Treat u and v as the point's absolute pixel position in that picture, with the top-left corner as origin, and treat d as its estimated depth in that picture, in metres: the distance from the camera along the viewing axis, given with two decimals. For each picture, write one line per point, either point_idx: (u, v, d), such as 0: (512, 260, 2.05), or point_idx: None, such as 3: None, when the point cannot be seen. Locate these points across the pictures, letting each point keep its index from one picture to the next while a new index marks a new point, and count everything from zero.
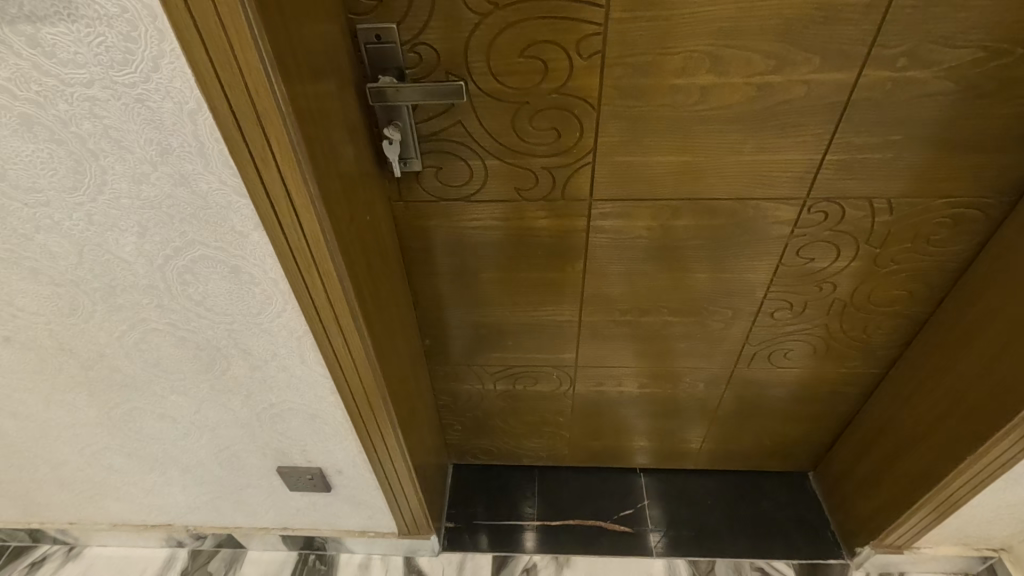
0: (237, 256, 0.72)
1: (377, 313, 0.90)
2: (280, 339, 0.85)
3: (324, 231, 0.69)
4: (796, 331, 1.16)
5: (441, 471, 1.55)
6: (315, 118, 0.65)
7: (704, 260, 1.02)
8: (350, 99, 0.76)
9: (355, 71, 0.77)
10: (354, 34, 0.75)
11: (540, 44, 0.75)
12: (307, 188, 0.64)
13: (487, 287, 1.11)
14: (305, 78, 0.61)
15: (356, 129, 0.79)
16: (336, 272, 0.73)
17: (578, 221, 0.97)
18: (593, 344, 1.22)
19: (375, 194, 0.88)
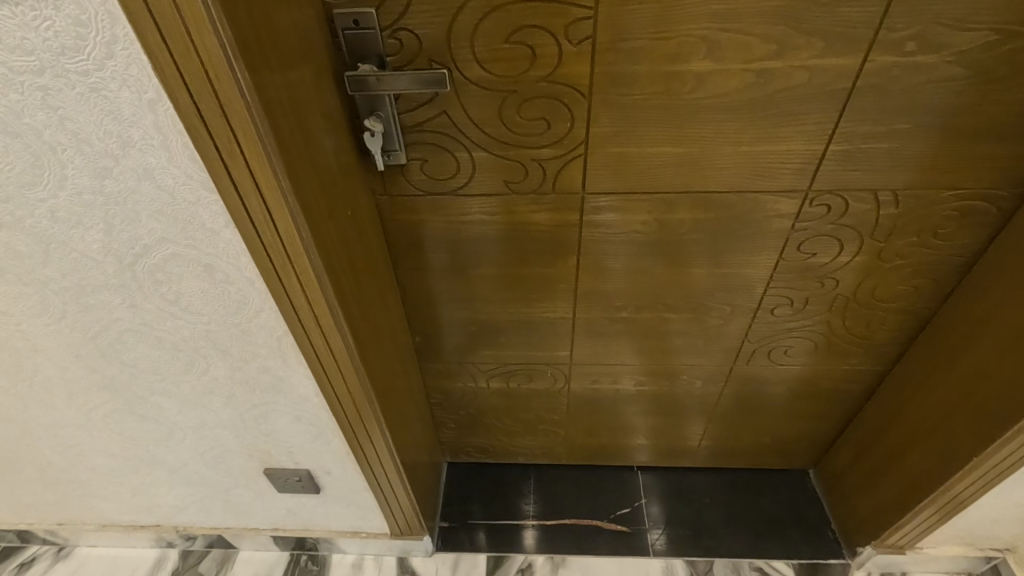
0: (210, 255, 0.69)
1: (360, 311, 0.87)
2: (260, 340, 0.81)
3: (299, 227, 0.65)
4: (797, 328, 1.12)
5: (435, 471, 1.52)
6: (286, 107, 0.61)
7: (703, 254, 0.99)
8: (326, 89, 0.72)
9: (332, 60, 0.73)
10: (330, 20, 0.71)
11: (526, 29, 0.71)
12: (278, 181, 0.60)
13: (478, 283, 1.08)
14: (273, 65, 0.58)
15: (334, 120, 0.75)
16: (314, 270, 0.70)
17: (571, 215, 0.93)
18: (588, 341, 1.19)
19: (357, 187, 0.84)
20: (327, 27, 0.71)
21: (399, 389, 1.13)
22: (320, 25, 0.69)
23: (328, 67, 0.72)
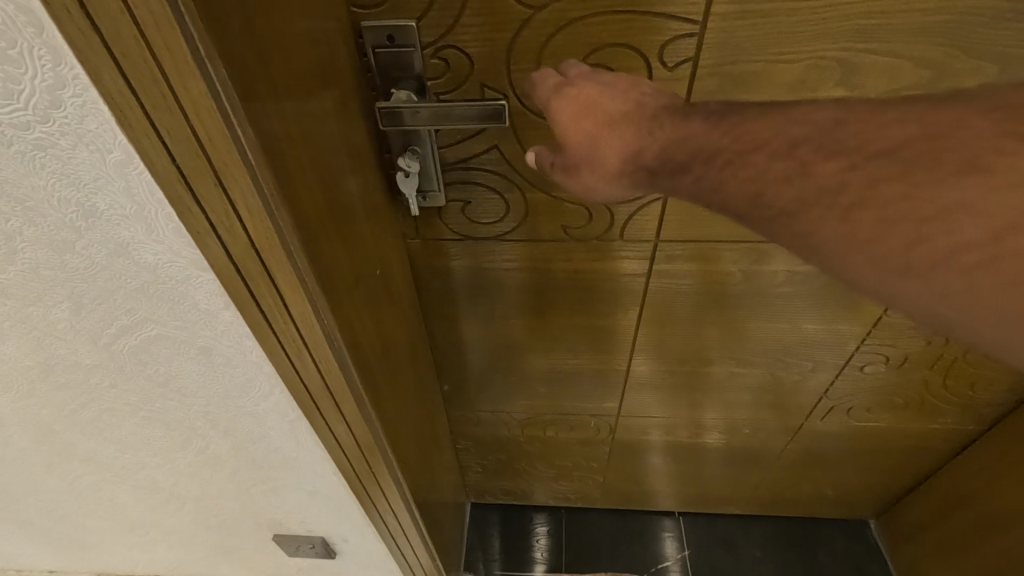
0: (206, 338, 0.54)
1: (388, 383, 0.73)
2: (268, 422, 0.67)
3: (320, 312, 0.50)
4: (887, 386, 0.97)
5: (458, 516, 1.38)
6: (306, 162, 0.46)
7: (791, 309, 0.83)
8: (353, 125, 0.56)
9: (360, 87, 0.57)
10: (356, 37, 0.55)
11: (608, 49, 0.55)
12: (293, 262, 0.45)
13: (520, 332, 0.93)
14: (286, 108, 0.42)
15: (362, 163, 0.59)
16: (338, 359, 0.55)
17: (639, 263, 0.78)
18: (641, 392, 1.04)
19: (387, 237, 0.69)
20: (353, 47, 0.55)
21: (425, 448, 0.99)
22: (346, 45, 0.53)
23: (355, 96, 0.56)
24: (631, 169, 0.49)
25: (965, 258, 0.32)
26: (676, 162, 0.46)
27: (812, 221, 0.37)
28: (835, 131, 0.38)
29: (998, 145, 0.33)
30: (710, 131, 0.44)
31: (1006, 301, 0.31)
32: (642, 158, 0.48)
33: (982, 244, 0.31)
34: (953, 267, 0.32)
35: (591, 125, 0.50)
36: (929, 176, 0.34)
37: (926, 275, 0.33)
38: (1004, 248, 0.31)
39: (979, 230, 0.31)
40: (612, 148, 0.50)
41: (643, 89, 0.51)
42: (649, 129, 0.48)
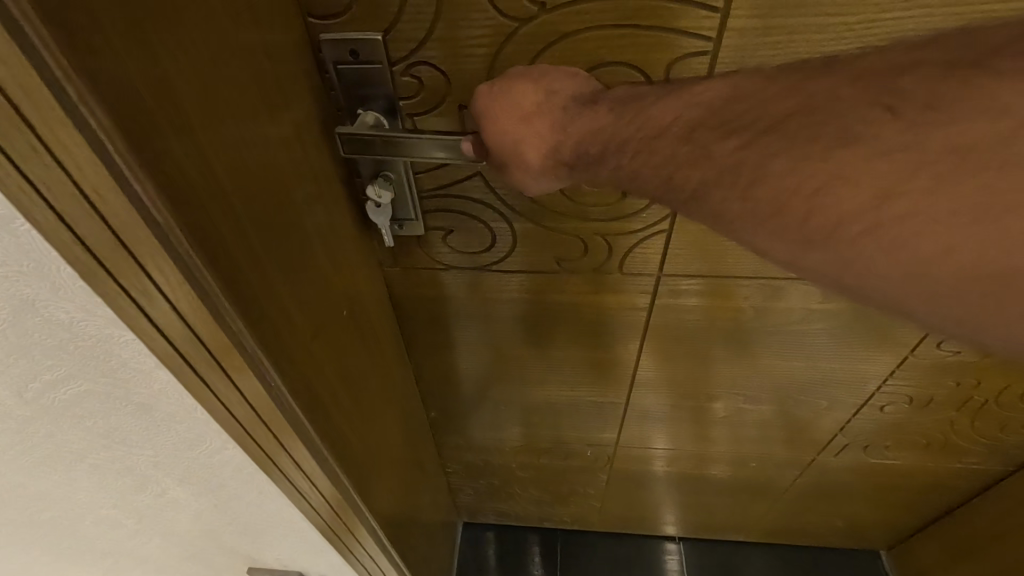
0: (144, 396, 0.48)
1: (362, 428, 0.66)
2: (225, 472, 0.61)
3: (264, 375, 0.43)
4: (907, 426, 0.90)
5: (448, 540, 1.32)
6: (242, 208, 0.38)
7: (807, 347, 0.76)
8: (313, 153, 0.49)
9: (320, 108, 0.50)
10: (314, 51, 0.48)
11: (605, 67, 0.48)
12: (225, 324, 0.38)
13: (511, 362, 0.86)
14: (213, 148, 0.35)
15: (327, 193, 0.52)
16: (291, 421, 0.48)
17: (640, 298, 0.71)
18: (641, 424, 0.97)
19: (361, 270, 0.62)
20: (310, 63, 0.48)
21: (409, 482, 0.92)
22: (301, 62, 0.46)
23: (314, 119, 0.49)
24: (546, 162, 0.46)
25: (846, 227, 0.29)
26: (590, 155, 0.42)
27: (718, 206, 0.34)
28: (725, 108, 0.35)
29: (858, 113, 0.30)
30: (617, 120, 0.40)
31: (889, 269, 0.28)
32: (561, 153, 0.45)
33: (858, 212, 0.28)
34: (840, 241, 0.29)
35: (499, 116, 0.46)
36: (805, 152, 0.30)
37: (821, 248, 0.30)
38: (881, 215, 0.28)
39: (857, 199, 0.28)
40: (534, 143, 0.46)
41: (546, 69, 0.46)
42: (561, 120, 0.44)
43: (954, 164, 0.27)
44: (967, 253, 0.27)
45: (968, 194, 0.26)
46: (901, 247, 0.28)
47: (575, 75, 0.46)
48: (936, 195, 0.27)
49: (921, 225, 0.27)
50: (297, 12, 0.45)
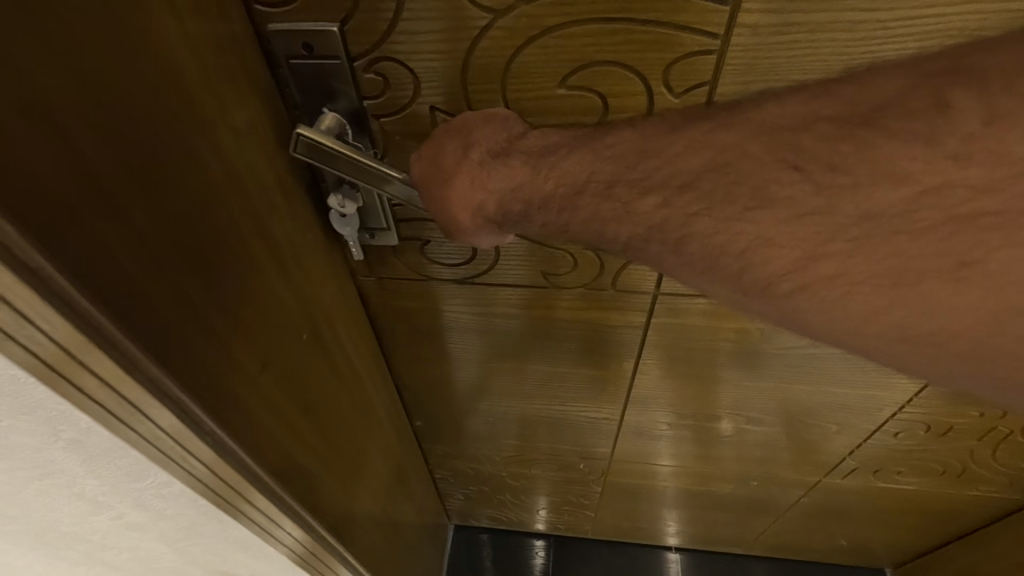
0: (70, 435, 0.42)
1: (331, 457, 0.61)
2: (177, 513, 0.54)
3: (196, 422, 0.38)
4: (922, 452, 0.84)
5: (438, 544, 1.29)
6: (151, 238, 0.33)
7: (816, 371, 0.70)
8: (262, 160, 0.44)
9: (271, 109, 0.44)
10: (261, 44, 0.42)
11: (595, 66, 0.41)
12: (138, 374, 0.32)
13: (498, 376, 0.81)
14: (103, 169, 0.29)
15: (280, 205, 0.46)
16: (234, 466, 0.43)
17: (635, 316, 0.65)
18: (636, 440, 0.92)
19: (327, 285, 0.57)
20: (256, 59, 0.42)
21: (390, 499, 0.88)
22: (244, 58, 0.40)
23: (263, 122, 0.43)
24: (479, 221, 0.43)
25: (780, 284, 0.31)
26: (516, 211, 0.40)
27: (691, 233, 0.33)
28: (674, 141, 0.34)
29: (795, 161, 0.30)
30: (534, 175, 0.39)
31: (823, 319, 0.31)
32: (485, 210, 0.42)
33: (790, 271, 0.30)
34: (784, 286, 0.30)
35: (427, 176, 0.43)
36: (745, 205, 0.31)
37: (762, 296, 0.32)
38: (811, 274, 0.30)
39: (791, 258, 0.30)
40: (459, 201, 0.42)
41: (463, 118, 0.43)
42: (479, 175, 0.41)
43: (876, 231, 0.28)
44: (891, 309, 0.29)
45: (890, 257, 0.28)
46: (834, 303, 0.30)
47: (506, 122, 0.43)
48: (862, 256, 0.29)
49: (850, 284, 0.29)
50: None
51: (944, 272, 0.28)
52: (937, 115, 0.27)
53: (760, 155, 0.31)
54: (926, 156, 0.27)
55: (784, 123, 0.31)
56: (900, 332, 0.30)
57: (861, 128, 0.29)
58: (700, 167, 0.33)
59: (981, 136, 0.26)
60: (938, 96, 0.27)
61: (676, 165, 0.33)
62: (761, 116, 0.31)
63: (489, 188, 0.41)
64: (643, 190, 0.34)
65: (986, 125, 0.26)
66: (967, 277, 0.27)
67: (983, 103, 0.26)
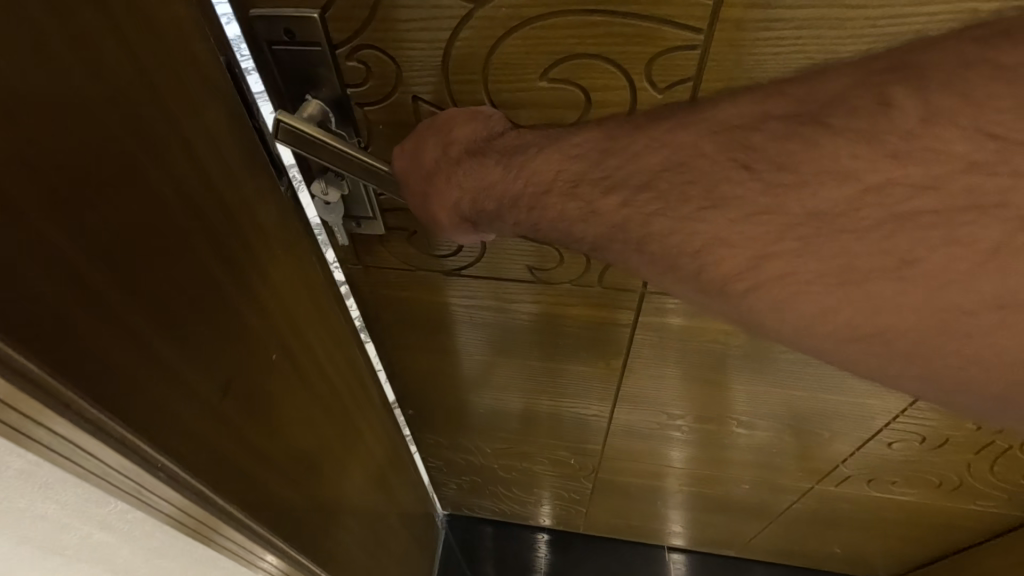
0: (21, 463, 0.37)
1: (306, 469, 0.61)
2: (148, 536, 0.50)
3: (146, 459, 0.37)
4: (916, 464, 0.82)
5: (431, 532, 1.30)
6: (92, 274, 0.32)
7: (805, 377, 0.69)
8: (223, 181, 0.43)
9: (233, 120, 0.44)
10: (217, 53, 0.42)
11: (575, 60, 0.41)
12: (76, 415, 0.32)
13: (488, 370, 0.81)
14: (33, 210, 0.28)
15: (243, 224, 0.46)
16: (195, 493, 0.43)
17: (623, 314, 0.65)
18: (626, 438, 0.92)
19: (299, 298, 0.57)
20: (213, 69, 0.42)
21: (375, 502, 0.88)
22: (200, 69, 0.40)
23: (223, 141, 0.43)
24: (455, 221, 0.42)
25: (735, 284, 0.32)
26: (489, 212, 0.40)
27: (651, 235, 0.33)
28: (637, 139, 0.34)
29: (737, 169, 0.31)
30: (505, 173, 0.38)
31: (776, 318, 0.32)
32: (463, 210, 0.41)
33: (743, 272, 0.31)
34: (738, 281, 0.32)
35: (409, 172, 0.43)
36: (699, 205, 0.32)
37: (718, 297, 0.33)
38: (761, 275, 0.31)
39: (743, 258, 0.31)
40: (439, 199, 0.41)
41: (446, 115, 0.43)
42: (456, 173, 0.41)
43: (823, 230, 0.30)
44: (841, 310, 0.30)
45: (838, 257, 0.30)
46: (786, 302, 0.31)
47: (490, 121, 0.42)
48: (809, 256, 0.30)
49: (799, 285, 0.31)
50: (192, 9, 0.39)
51: (888, 272, 0.29)
52: (879, 114, 0.29)
53: (716, 155, 0.32)
54: (866, 155, 0.29)
55: (740, 122, 0.32)
56: (849, 331, 0.31)
57: (811, 128, 0.30)
58: (656, 169, 0.33)
59: (919, 133, 0.28)
60: (886, 97, 0.29)
61: (636, 162, 0.33)
62: (719, 115, 0.32)
63: (464, 187, 0.40)
64: (602, 188, 0.34)
65: (923, 122, 0.28)
66: (910, 276, 0.29)
67: (922, 101, 0.28)
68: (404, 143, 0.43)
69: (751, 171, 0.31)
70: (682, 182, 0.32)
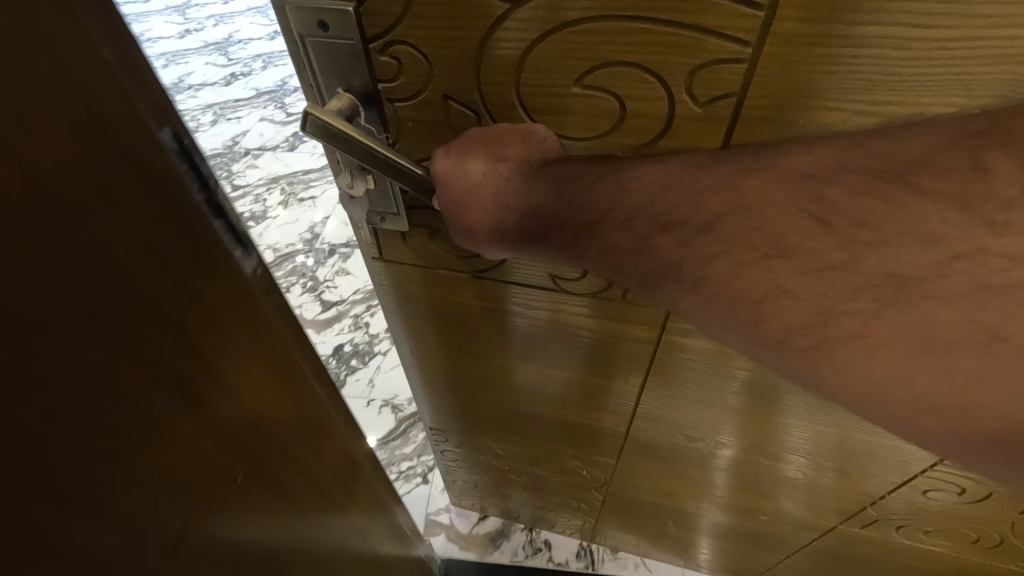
0: None
1: None
2: None
3: None
4: (953, 518, 0.77)
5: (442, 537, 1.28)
6: None
7: (837, 415, 0.66)
8: (162, 306, 0.32)
9: (182, 216, 0.32)
10: (157, 130, 0.30)
11: (612, 67, 0.39)
12: None
13: (506, 375, 0.80)
14: None
15: (193, 354, 0.35)
16: None
17: (645, 331, 0.63)
18: (641, 456, 0.90)
19: (274, 411, 0.45)
20: (147, 154, 0.30)
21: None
22: (125, 159, 0.29)
23: (166, 254, 0.32)
24: (490, 232, 0.43)
25: (795, 339, 0.31)
26: (531, 233, 0.40)
27: (710, 276, 0.32)
28: (693, 179, 0.33)
29: (807, 224, 0.30)
30: (555, 200, 0.38)
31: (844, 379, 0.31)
32: (503, 228, 0.42)
33: (802, 329, 0.31)
34: (795, 335, 0.31)
35: (453, 185, 0.42)
36: (763, 253, 0.31)
37: (775, 350, 0.32)
38: (830, 333, 0.30)
39: (803, 311, 0.30)
40: (478, 214, 0.42)
41: (499, 129, 0.42)
42: (505, 193, 0.41)
43: (904, 294, 0.28)
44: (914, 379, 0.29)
45: (916, 323, 0.28)
46: (847, 365, 0.30)
47: (541, 141, 0.41)
48: (885, 318, 0.29)
49: (873, 345, 0.29)
50: (115, 74, 0.27)
51: (975, 345, 0.28)
52: (974, 180, 0.27)
53: (778, 202, 0.30)
54: (955, 220, 0.27)
55: (814, 171, 0.30)
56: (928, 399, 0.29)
57: (891, 184, 0.28)
58: (720, 211, 0.31)
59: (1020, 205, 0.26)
60: (980, 163, 0.27)
61: (698, 204, 0.32)
62: (782, 158, 0.31)
63: (511, 210, 0.41)
64: (652, 227, 0.34)
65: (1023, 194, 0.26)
66: (1000, 351, 0.27)
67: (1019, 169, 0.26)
68: (447, 153, 0.42)
69: (813, 230, 0.30)
70: (738, 227, 0.31)
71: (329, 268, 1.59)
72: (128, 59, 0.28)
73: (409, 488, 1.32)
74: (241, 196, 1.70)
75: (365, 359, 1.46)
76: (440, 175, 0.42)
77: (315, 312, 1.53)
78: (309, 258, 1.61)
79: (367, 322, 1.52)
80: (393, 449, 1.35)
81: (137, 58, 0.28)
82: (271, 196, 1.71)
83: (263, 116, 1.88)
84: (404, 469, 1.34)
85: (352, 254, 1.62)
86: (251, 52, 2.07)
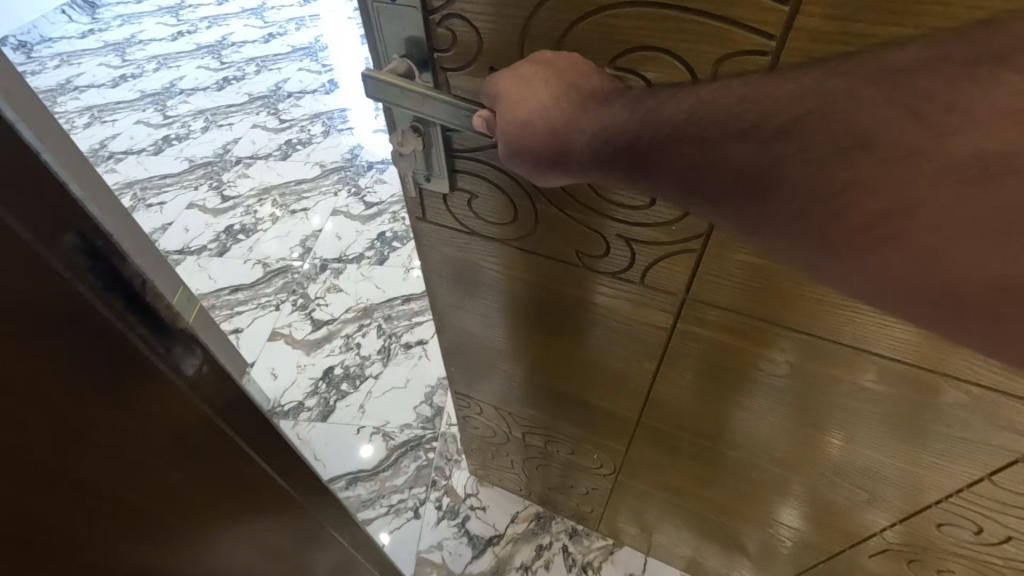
0: None
1: None
2: None
3: None
4: (969, 558, 0.74)
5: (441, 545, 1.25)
6: None
7: (849, 424, 0.66)
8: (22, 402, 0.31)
9: (80, 321, 0.31)
10: (58, 239, 0.28)
11: (644, 51, 0.42)
12: None
13: (526, 346, 0.85)
14: None
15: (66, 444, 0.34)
16: None
17: (661, 316, 0.66)
18: (651, 448, 0.92)
19: (202, 478, 0.43)
20: (42, 273, 0.28)
21: None
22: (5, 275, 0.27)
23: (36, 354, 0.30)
24: (551, 148, 0.43)
25: (771, 248, 0.35)
26: (602, 150, 0.40)
27: None
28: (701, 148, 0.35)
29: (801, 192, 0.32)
30: (631, 122, 0.38)
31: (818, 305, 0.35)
32: (568, 141, 0.42)
33: (863, 226, 0.30)
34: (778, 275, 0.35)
35: (522, 100, 0.43)
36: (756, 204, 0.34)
37: (830, 255, 0.32)
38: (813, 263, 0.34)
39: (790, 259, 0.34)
40: (545, 129, 0.43)
41: (575, 59, 0.43)
42: (578, 114, 0.42)
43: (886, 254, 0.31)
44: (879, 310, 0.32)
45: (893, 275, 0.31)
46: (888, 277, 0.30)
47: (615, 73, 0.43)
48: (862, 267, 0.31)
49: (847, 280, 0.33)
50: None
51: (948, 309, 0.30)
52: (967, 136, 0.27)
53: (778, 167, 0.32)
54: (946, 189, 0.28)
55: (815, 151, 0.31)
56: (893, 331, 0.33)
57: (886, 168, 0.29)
58: (716, 147, 0.34)
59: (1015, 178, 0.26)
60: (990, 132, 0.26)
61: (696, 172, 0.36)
62: None
63: (581, 128, 0.41)
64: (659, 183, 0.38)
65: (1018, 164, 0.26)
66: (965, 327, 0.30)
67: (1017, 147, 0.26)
68: (521, 70, 0.43)
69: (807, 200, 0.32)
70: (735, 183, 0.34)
71: (320, 286, 1.71)
72: (17, 177, 0.26)
73: (398, 523, 1.27)
74: (232, 207, 1.95)
75: (356, 384, 1.50)
76: (512, 87, 0.44)
77: (305, 331, 1.61)
78: (302, 272, 1.75)
79: (358, 344, 1.58)
80: (383, 482, 1.33)
81: (34, 175, 0.26)
82: (262, 207, 1.94)
83: (253, 122, 2.28)
84: (395, 503, 1.31)
85: (343, 270, 1.75)
86: (243, 57, 2.64)
